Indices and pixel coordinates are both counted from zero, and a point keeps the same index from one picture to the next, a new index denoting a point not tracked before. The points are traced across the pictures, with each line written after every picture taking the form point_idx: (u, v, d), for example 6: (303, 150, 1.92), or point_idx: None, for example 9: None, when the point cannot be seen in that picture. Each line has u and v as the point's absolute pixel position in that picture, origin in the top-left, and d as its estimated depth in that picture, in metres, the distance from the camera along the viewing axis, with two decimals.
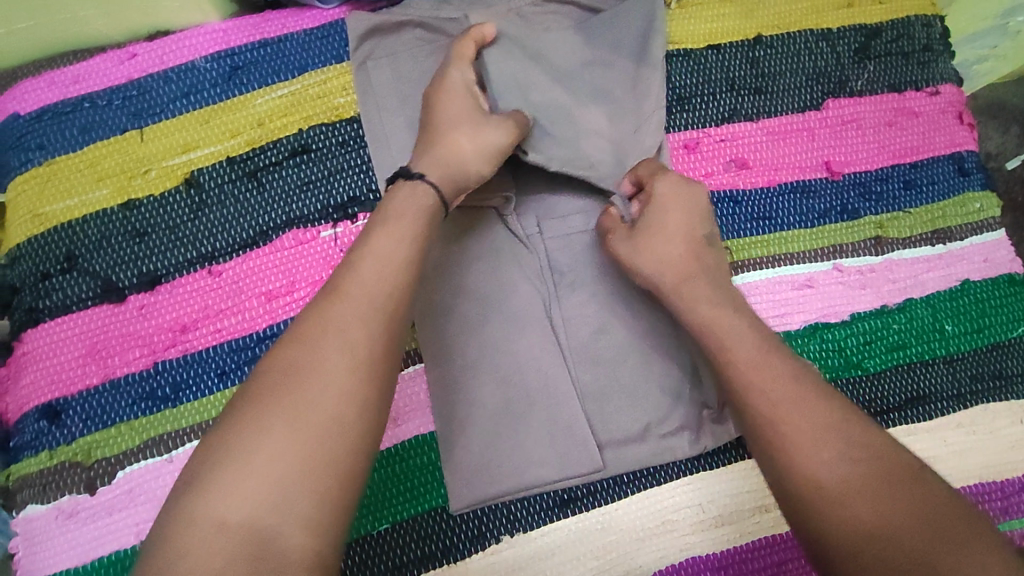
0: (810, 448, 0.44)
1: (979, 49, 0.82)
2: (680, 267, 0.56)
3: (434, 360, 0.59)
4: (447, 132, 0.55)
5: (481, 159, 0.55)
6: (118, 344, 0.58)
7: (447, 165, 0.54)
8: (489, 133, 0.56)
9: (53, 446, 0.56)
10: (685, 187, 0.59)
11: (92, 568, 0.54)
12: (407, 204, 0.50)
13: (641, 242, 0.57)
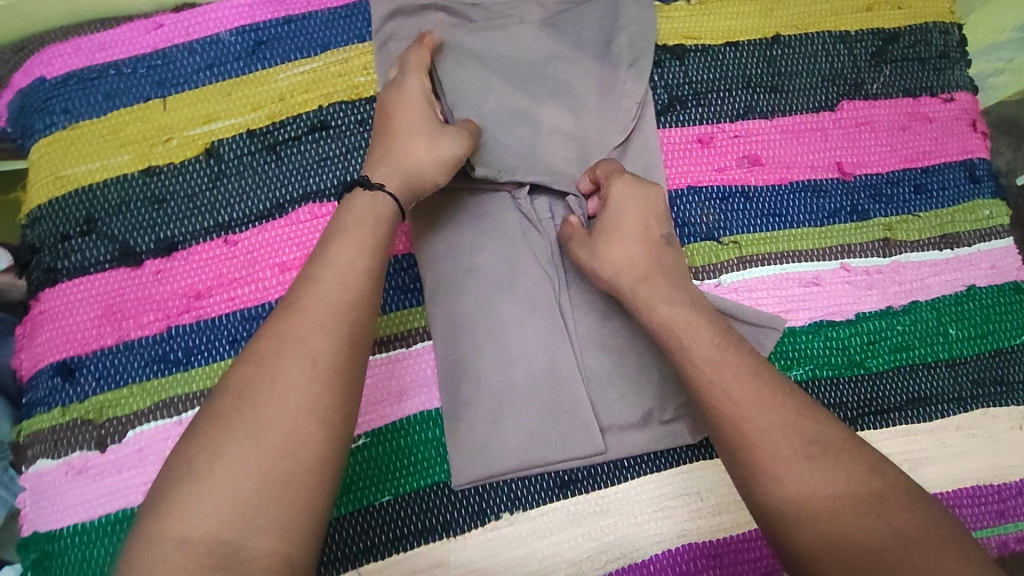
0: (805, 441, 0.46)
1: (995, 61, 0.82)
2: (639, 270, 0.55)
3: (442, 338, 0.60)
4: (400, 140, 0.55)
5: (438, 166, 0.55)
6: (133, 307, 0.59)
7: (405, 171, 0.54)
8: (443, 141, 0.55)
9: (66, 403, 0.57)
10: (643, 189, 0.58)
11: (98, 524, 0.55)
12: (366, 218, 0.50)
13: (600, 247, 0.56)
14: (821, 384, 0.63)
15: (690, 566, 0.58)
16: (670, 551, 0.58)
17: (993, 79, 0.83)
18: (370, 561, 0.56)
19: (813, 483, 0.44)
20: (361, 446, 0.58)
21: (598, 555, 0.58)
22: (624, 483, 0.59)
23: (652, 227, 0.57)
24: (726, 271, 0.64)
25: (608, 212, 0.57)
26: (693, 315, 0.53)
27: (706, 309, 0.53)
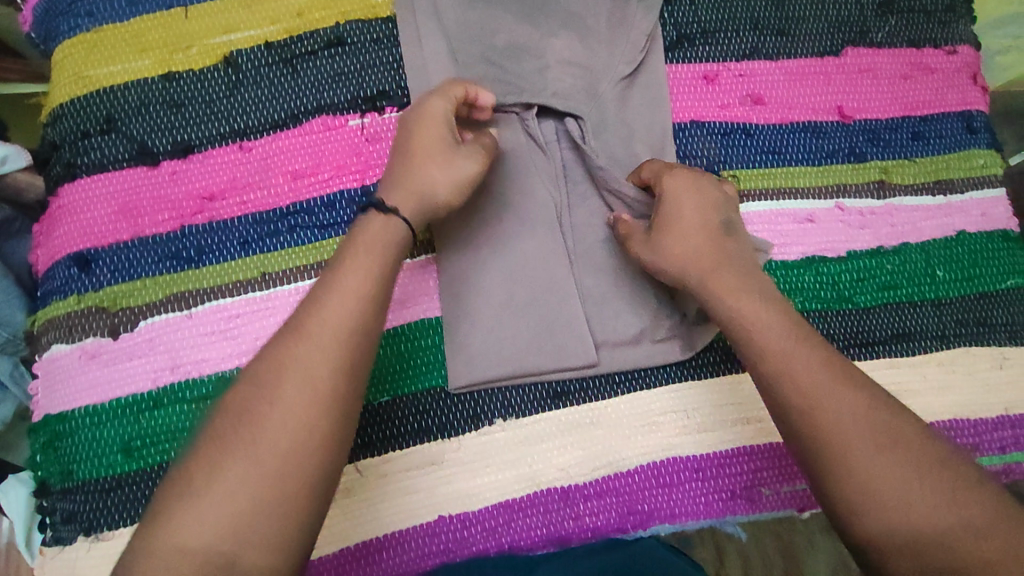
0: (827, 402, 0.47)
1: (1002, 37, 0.84)
2: (704, 261, 0.55)
3: (445, 250, 0.62)
4: (415, 164, 0.54)
5: (456, 190, 0.55)
6: (149, 205, 0.61)
7: (420, 195, 0.53)
8: (459, 161, 0.55)
9: (81, 292, 0.60)
10: (692, 179, 0.58)
11: (110, 407, 0.58)
12: (376, 240, 0.50)
13: (660, 242, 0.57)
14: (809, 316, 0.65)
15: (673, 478, 0.61)
16: (655, 463, 0.61)
17: (1000, 58, 0.84)
18: (368, 456, 0.59)
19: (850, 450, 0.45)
20: None
21: (586, 462, 0.61)
22: (615, 397, 0.62)
23: (711, 215, 0.57)
24: None
25: (663, 209, 0.57)
26: (721, 280, 0.54)
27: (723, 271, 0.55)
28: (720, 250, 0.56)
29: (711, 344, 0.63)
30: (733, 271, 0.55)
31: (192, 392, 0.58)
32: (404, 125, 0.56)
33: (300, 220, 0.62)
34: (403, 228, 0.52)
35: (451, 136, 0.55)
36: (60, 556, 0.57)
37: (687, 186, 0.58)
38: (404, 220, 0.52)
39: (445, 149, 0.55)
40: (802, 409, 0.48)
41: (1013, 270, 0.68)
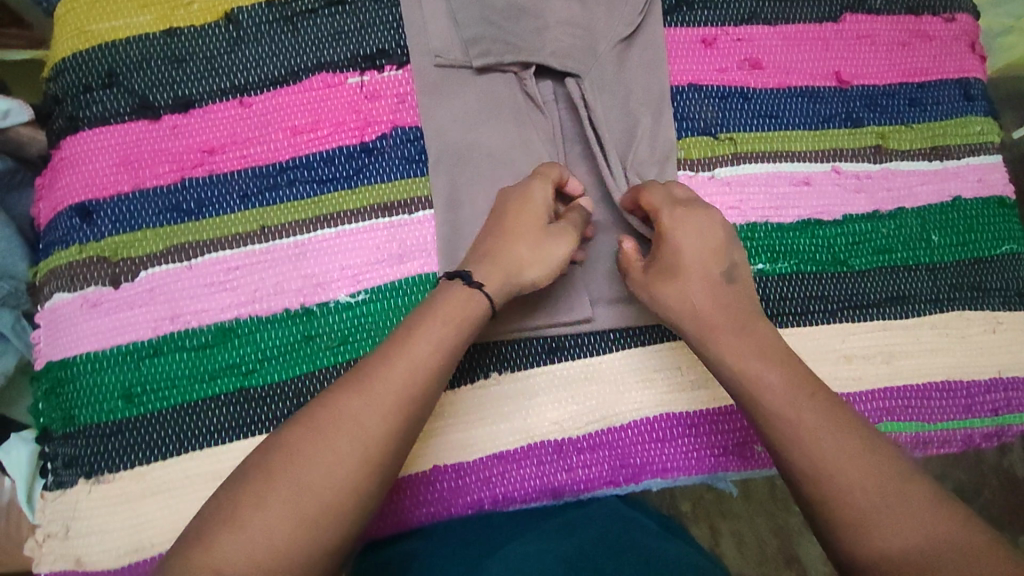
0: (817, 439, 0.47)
1: (1003, 16, 0.82)
2: (703, 315, 0.54)
3: (442, 205, 0.62)
4: (507, 242, 0.55)
5: (543, 270, 0.55)
6: (151, 158, 0.62)
7: (505, 272, 0.54)
8: (547, 241, 0.56)
9: (83, 242, 0.61)
10: (694, 223, 0.55)
11: (109, 355, 0.59)
12: (452, 308, 0.51)
13: (659, 288, 0.56)
14: (803, 278, 0.65)
15: (665, 434, 0.62)
16: (648, 418, 0.62)
17: (1002, 39, 0.83)
18: None
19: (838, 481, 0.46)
20: (360, 301, 0.61)
21: (580, 417, 0.61)
22: (609, 354, 0.62)
23: (712, 263, 0.55)
24: (721, 165, 0.66)
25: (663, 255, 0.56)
26: (723, 339, 0.53)
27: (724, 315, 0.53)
28: (724, 300, 0.54)
29: None
30: (734, 325, 0.53)
31: (191, 341, 0.60)
32: (504, 203, 0.57)
33: (298, 174, 0.63)
34: (485, 305, 0.53)
35: (544, 216, 0.56)
36: (61, 498, 0.58)
37: (692, 228, 0.55)
38: (486, 295, 0.53)
39: (534, 227, 0.56)
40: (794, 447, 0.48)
41: (1009, 235, 0.68)
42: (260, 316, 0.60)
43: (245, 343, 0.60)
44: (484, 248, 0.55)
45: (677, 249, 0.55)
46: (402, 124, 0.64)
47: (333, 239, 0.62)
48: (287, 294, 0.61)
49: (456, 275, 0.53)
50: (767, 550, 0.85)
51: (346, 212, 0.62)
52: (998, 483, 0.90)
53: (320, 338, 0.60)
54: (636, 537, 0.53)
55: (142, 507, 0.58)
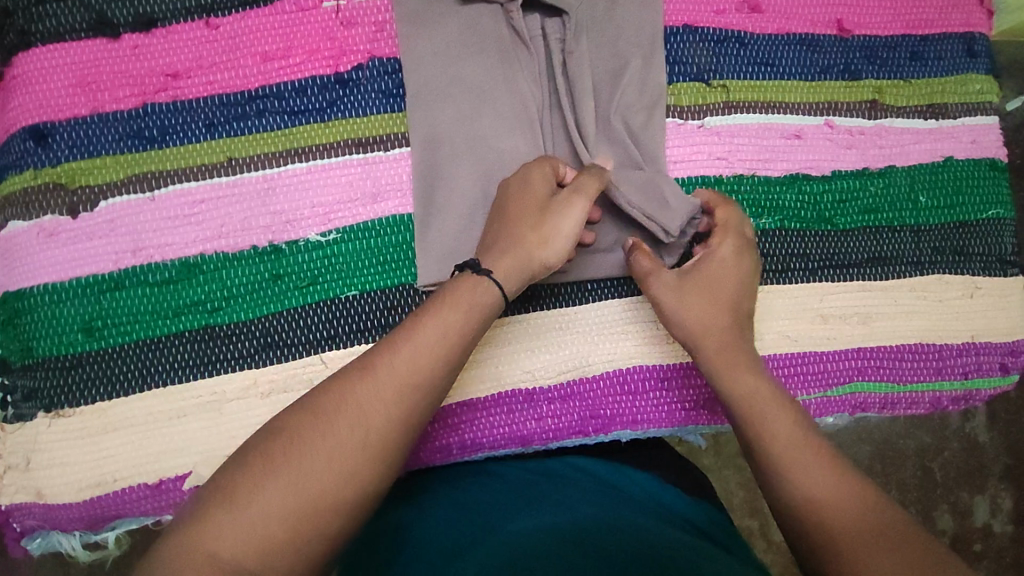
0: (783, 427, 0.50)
1: None
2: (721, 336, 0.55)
3: (419, 145, 0.60)
4: (516, 229, 0.52)
5: (556, 252, 0.53)
6: (109, 80, 0.58)
7: (518, 260, 0.52)
8: (555, 214, 0.53)
9: (37, 166, 0.57)
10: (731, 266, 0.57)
11: (69, 287, 0.57)
12: (466, 300, 0.49)
13: (687, 297, 0.56)
14: (786, 235, 0.64)
15: (637, 386, 0.62)
16: (621, 369, 0.62)
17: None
18: (333, 348, 0.59)
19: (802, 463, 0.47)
20: (331, 241, 0.59)
21: (552, 366, 0.61)
22: (585, 305, 0.62)
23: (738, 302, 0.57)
24: (711, 114, 0.64)
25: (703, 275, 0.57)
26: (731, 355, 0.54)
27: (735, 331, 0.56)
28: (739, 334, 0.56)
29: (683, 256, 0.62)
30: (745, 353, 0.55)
31: (154, 276, 0.58)
32: (506, 190, 0.55)
33: (269, 104, 0.59)
34: (496, 294, 0.51)
35: (548, 192, 0.54)
36: (22, 431, 0.57)
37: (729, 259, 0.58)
38: (497, 283, 0.51)
39: (540, 204, 0.53)
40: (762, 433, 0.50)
41: (996, 199, 0.67)
42: (226, 252, 0.58)
43: (210, 280, 0.58)
44: (495, 234, 0.53)
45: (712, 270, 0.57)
46: (379, 55, 0.60)
47: (305, 175, 0.59)
48: (255, 231, 0.59)
49: (467, 265, 0.51)
50: (733, 500, 0.87)
51: (318, 146, 0.60)
52: (958, 445, 0.92)
53: (289, 277, 0.59)
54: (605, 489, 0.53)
55: (106, 441, 0.57)
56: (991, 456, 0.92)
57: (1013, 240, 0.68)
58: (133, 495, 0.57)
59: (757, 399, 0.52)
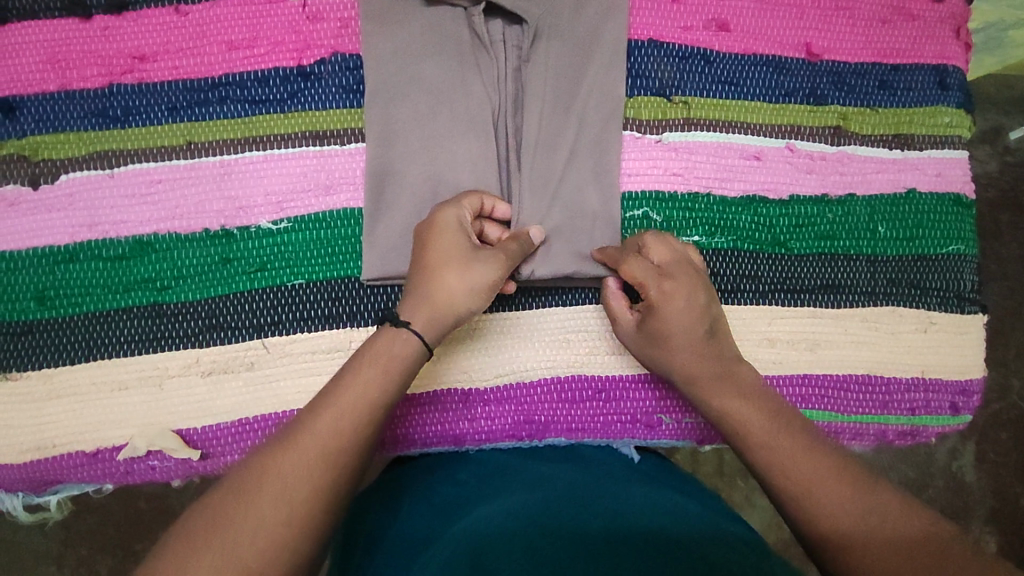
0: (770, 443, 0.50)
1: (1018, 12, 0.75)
2: (695, 362, 0.55)
3: (374, 141, 0.60)
4: (434, 274, 0.52)
5: (473, 296, 0.52)
6: (78, 59, 0.60)
7: (437, 306, 0.51)
8: (477, 267, 0.52)
9: (4, 137, 0.60)
10: (681, 292, 0.55)
11: (25, 256, 0.59)
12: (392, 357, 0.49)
13: (650, 341, 0.56)
14: (738, 256, 0.64)
15: (575, 395, 0.62)
16: (560, 377, 0.62)
17: (1013, 32, 0.77)
18: (276, 334, 0.60)
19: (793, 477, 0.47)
20: (282, 229, 0.60)
21: (489, 368, 0.61)
22: (528, 310, 0.62)
23: (702, 326, 0.55)
24: (670, 130, 0.64)
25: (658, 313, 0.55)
26: (708, 377, 0.54)
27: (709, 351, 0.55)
28: (711, 354, 0.55)
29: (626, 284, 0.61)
30: (716, 374, 0.54)
31: (108, 251, 0.59)
32: (419, 239, 0.54)
33: (230, 92, 0.61)
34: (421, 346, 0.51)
35: (467, 241, 0.53)
36: None
37: (684, 292, 0.55)
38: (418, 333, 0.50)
39: (459, 255, 0.52)
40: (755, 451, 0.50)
41: (958, 235, 0.66)
42: (179, 233, 0.60)
43: (161, 259, 0.60)
44: (414, 284, 0.53)
45: (669, 318, 0.54)
46: (342, 51, 0.62)
47: (261, 163, 0.61)
48: (208, 215, 0.60)
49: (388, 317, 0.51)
50: None
51: (277, 136, 0.61)
52: (943, 483, 0.90)
53: (237, 262, 0.60)
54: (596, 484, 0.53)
55: (49, 408, 0.59)
56: (964, 500, 0.89)
57: (974, 278, 0.67)
58: (70, 461, 0.59)
59: (743, 410, 0.52)
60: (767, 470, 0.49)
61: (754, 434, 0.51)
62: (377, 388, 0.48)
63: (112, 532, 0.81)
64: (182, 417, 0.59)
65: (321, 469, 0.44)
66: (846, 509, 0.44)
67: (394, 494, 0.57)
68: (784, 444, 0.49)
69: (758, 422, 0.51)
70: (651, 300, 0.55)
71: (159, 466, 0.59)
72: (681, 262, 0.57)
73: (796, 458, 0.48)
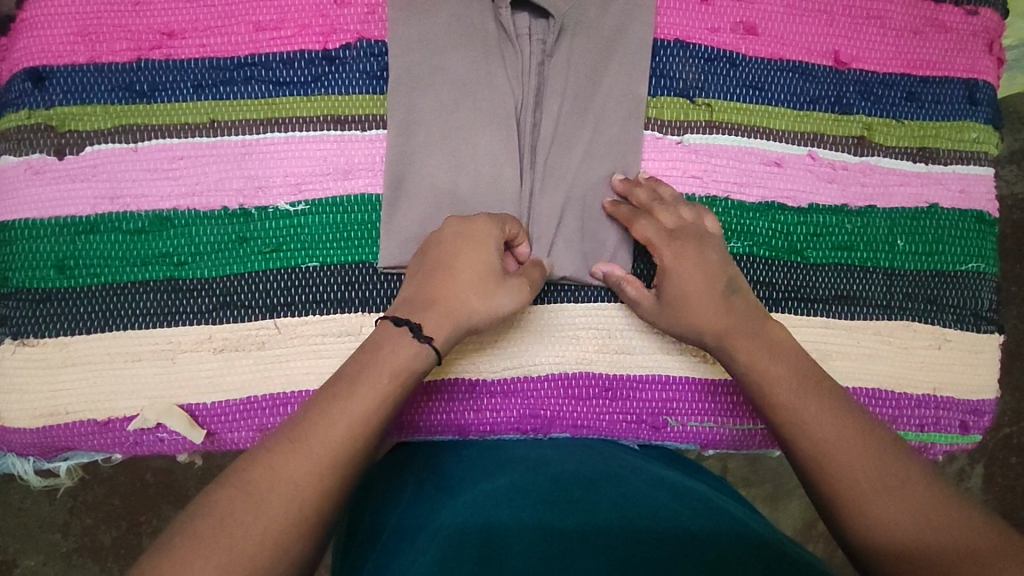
0: (806, 414, 0.48)
1: None
2: (719, 327, 0.54)
3: (395, 130, 0.61)
4: (456, 287, 0.52)
5: (487, 321, 0.53)
6: (109, 33, 0.61)
7: (454, 318, 0.51)
8: (500, 293, 0.53)
9: (32, 107, 0.61)
10: (695, 253, 0.56)
11: (48, 224, 0.60)
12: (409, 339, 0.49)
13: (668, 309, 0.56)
14: (752, 262, 0.64)
15: (581, 392, 0.62)
16: (567, 373, 0.62)
17: None
18: (288, 315, 0.60)
19: (831, 450, 0.46)
20: (299, 212, 0.61)
21: (498, 361, 0.62)
22: (539, 305, 0.62)
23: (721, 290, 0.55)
24: (691, 132, 0.64)
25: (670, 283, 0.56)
26: (739, 345, 0.53)
27: (736, 315, 0.54)
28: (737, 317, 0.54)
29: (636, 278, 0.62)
30: (748, 337, 0.53)
31: (128, 224, 0.60)
32: (444, 249, 0.54)
33: (255, 72, 0.61)
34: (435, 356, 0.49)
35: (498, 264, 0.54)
36: None
37: (694, 255, 0.56)
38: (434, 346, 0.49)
39: (491, 276, 0.53)
40: (788, 420, 0.49)
41: (977, 253, 0.66)
42: (198, 210, 0.60)
43: (180, 235, 0.60)
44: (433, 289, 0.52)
45: (682, 280, 0.55)
46: (368, 37, 0.62)
47: (281, 144, 0.61)
48: (227, 193, 0.61)
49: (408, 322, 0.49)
50: None
51: (299, 118, 0.61)
52: None
53: (254, 241, 0.60)
54: (609, 471, 0.53)
55: (63, 375, 0.60)
56: None
57: (992, 297, 0.66)
58: (81, 429, 0.60)
59: (773, 376, 0.51)
60: (791, 436, 0.48)
61: (780, 397, 0.50)
62: (384, 388, 0.47)
63: (115, 501, 0.82)
64: (191, 392, 0.60)
65: (326, 448, 0.43)
66: (867, 479, 0.44)
67: (395, 479, 0.58)
68: (810, 409, 0.48)
69: (784, 385, 0.50)
70: (663, 264, 0.56)
71: (167, 439, 0.60)
72: (694, 226, 0.57)
73: (822, 424, 0.47)
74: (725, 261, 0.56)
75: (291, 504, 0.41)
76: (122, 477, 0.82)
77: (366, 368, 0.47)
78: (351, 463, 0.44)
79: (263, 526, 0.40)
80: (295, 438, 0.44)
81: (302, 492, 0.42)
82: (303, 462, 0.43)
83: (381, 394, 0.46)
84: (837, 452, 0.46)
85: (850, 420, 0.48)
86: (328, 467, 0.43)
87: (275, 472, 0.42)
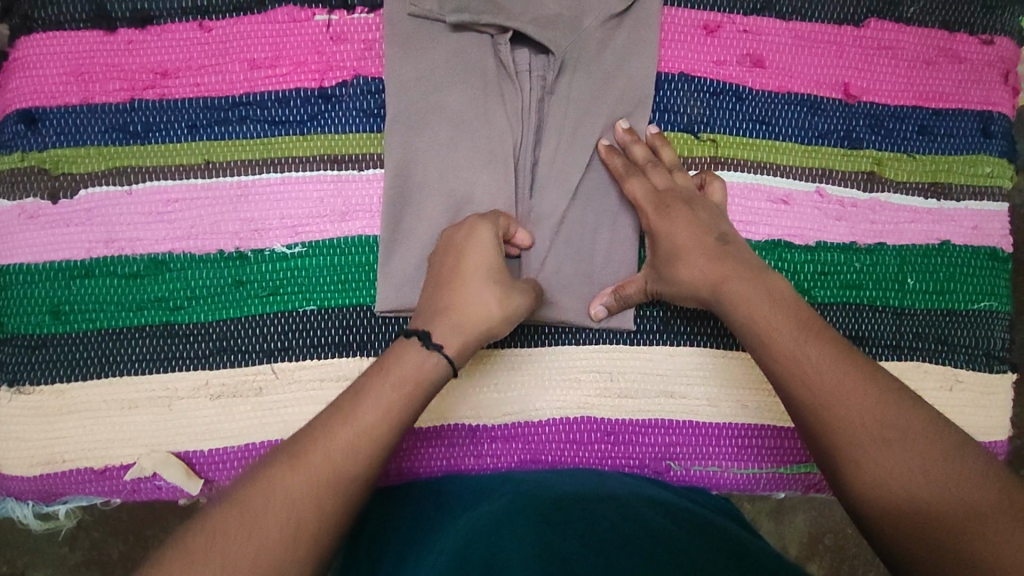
0: (808, 369, 0.45)
1: None
2: (712, 275, 0.52)
3: (390, 170, 0.59)
4: (462, 287, 0.50)
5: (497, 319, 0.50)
6: (102, 72, 0.60)
7: (460, 317, 0.49)
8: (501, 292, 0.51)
9: (27, 149, 0.60)
10: (687, 207, 0.55)
11: (42, 270, 0.59)
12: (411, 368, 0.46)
13: (666, 273, 0.55)
14: None
15: (583, 436, 0.61)
16: (568, 418, 0.61)
17: None
18: (286, 359, 0.59)
19: (839, 403, 0.43)
20: (296, 254, 0.60)
21: (497, 407, 0.61)
22: (540, 349, 0.61)
23: (713, 240, 0.53)
24: (696, 168, 0.62)
25: (664, 236, 0.55)
26: (735, 290, 0.51)
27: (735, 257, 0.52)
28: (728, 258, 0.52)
29: (639, 319, 0.61)
30: (746, 276, 0.51)
31: (123, 269, 0.59)
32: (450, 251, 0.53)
33: (251, 112, 0.60)
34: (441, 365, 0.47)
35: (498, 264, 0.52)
36: None
37: (683, 213, 0.55)
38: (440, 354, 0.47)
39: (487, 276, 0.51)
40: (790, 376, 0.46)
41: (990, 291, 0.64)
42: (193, 253, 0.60)
43: (177, 280, 0.59)
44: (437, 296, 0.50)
45: (672, 234, 0.54)
46: (364, 73, 0.61)
47: (278, 185, 0.60)
48: (224, 236, 0.60)
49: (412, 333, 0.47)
50: None
51: (295, 159, 0.60)
52: None
53: (250, 284, 0.60)
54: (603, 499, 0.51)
55: (59, 422, 0.59)
56: None
57: (1004, 336, 0.64)
58: (80, 477, 0.59)
59: (767, 317, 0.49)
60: (787, 386, 0.46)
61: (780, 338, 0.48)
62: (392, 398, 0.44)
63: (102, 534, 0.78)
64: (187, 440, 0.59)
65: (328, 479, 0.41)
66: (864, 428, 0.42)
67: None
68: (809, 354, 0.46)
69: (784, 332, 0.48)
70: (651, 222, 0.56)
71: (165, 486, 0.60)
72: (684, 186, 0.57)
73: (822, 370, 0.45)
74: (711, 208, 0.56)
75: (282, 538, 0.38)
76: (114, 512, 0.77)
77: (379, 378, 0.45)
78: (347, 493, 0.41)
79: (257, 542, 0.38)
80: (296, 449, 0.42)
81: (296, 510, 0.39)
82: (302, 490, 0.40)
83: (387, 406, 0.44)
84: (840, 400, 0.43)
85: (860, 370, 0.45)
86: (327, 483, 0.40)
87: (276, 484, 0.40)
